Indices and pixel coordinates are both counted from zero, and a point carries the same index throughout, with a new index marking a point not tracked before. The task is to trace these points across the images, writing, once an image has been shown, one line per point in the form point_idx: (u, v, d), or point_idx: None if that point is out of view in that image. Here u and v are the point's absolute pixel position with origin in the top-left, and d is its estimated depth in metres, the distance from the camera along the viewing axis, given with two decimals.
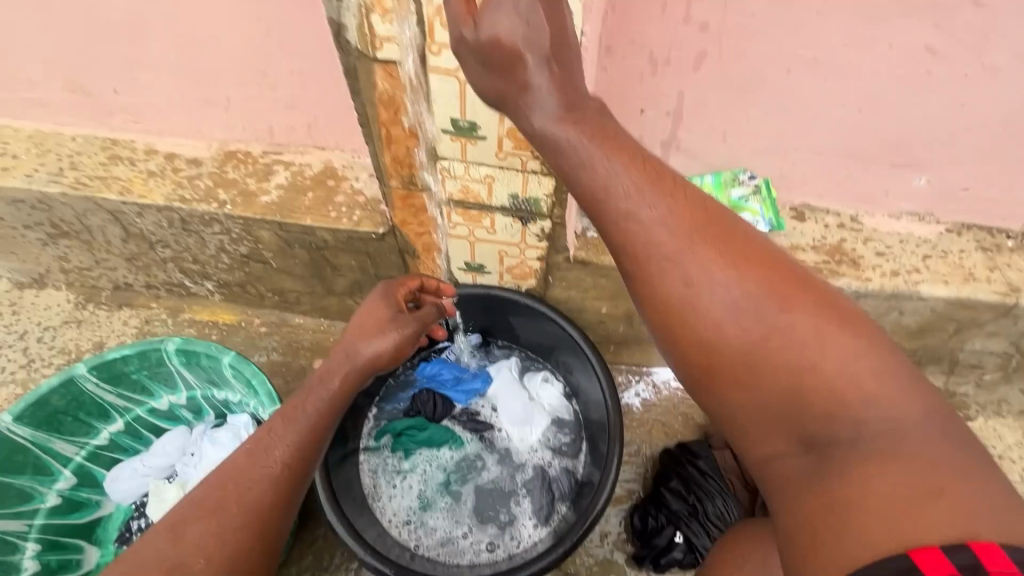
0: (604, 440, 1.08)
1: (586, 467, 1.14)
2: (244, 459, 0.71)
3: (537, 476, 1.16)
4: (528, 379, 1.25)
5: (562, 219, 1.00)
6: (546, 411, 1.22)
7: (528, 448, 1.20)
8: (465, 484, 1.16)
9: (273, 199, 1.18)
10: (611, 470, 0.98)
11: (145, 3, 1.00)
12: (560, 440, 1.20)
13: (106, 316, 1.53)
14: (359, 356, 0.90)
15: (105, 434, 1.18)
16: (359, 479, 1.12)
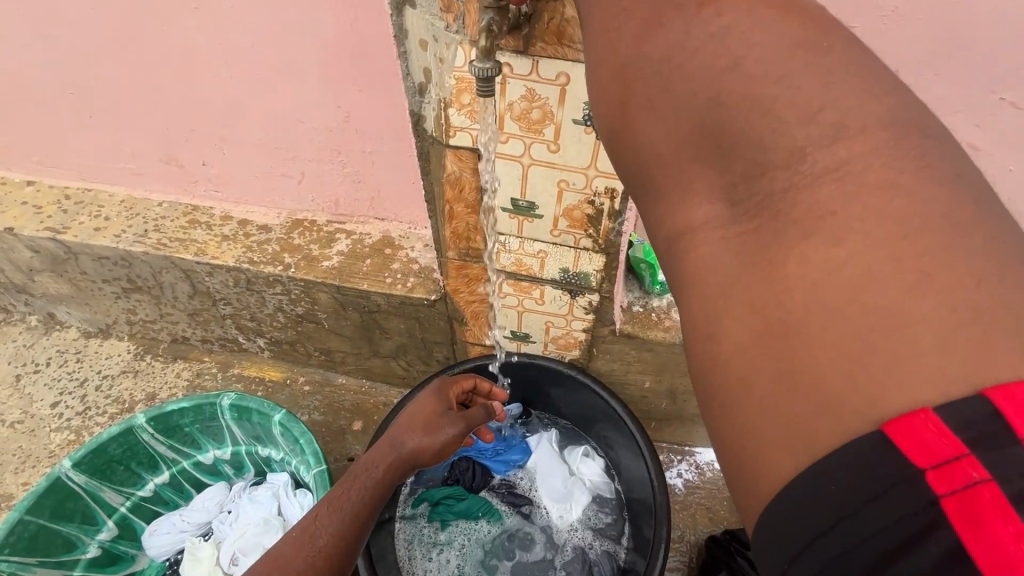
0: (649, 523, 1.03)
1: (630, 553, 1.08)
2: (294, 545, 0.78)
3: (577, 557, 1.11)
4: (568, 453, 1.23)
5: (610, 293, 1.03)
6: (586, 487, 1.19)
7: (568, 527, 1.16)
8: (503, 562, 1.12)
9: (334, 264, 1.26)
10: (658, 558, 0.93)
11: (242, 92, 1.13)
12: (602, 520, 1.16)
13: (160, 367, 1.60)
14: (404, 445, 0.87)
15: (150, 486, 1.21)
16: (395, 549, 1.10)
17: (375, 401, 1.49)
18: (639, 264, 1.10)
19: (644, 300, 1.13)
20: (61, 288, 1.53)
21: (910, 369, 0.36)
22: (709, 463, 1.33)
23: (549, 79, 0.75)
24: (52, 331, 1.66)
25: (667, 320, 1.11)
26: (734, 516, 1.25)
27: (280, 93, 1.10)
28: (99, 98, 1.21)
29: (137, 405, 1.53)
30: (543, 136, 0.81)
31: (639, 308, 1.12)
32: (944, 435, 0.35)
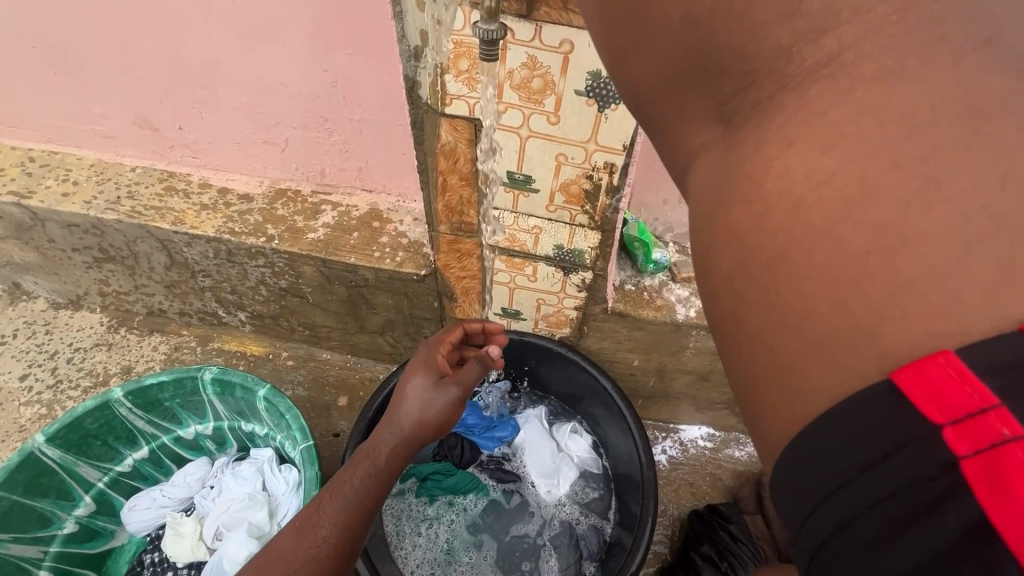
0: (636, 498, 1.05)
1: (617, 527, 1.10)
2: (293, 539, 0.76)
3: (564, 531, 1.13)
4: (556, 430, 1.24)
5: (604, 271, 1.02)
6: (574, 463, 1.20)
7: (555, 502, 1.17)
8: (492, 536, 1.13)
9: (320, 237, 1.22)
10: (646, 531, 0.95)
11: (222, 52, 1.06)
12: (589, 495, 1.17)
13: (136, 341, 1.54)
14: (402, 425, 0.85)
15: (128, 461, 1.17)
16: (382, 524, 1.10)
17: (361, 377, 1.47)
18: (633, 242, 1.10)
19: (636, 279, 1.13)
20: (27, 257, 1.46)
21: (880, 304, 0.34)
22: (692, 440, 1.35)
23: (551, 47, 0.72)
24: (19, 301, 1.58)
25: (659, 299, 1.11)
26: (715, 491, 1.28)
27: (264, 53, 1.04)
28: (64, 52, 1.13)
29: (112, 379, 1.48)
30: (543, 107, 0.78)
31: (631, 287, 1.12)
32: (962, 382, 0.31)
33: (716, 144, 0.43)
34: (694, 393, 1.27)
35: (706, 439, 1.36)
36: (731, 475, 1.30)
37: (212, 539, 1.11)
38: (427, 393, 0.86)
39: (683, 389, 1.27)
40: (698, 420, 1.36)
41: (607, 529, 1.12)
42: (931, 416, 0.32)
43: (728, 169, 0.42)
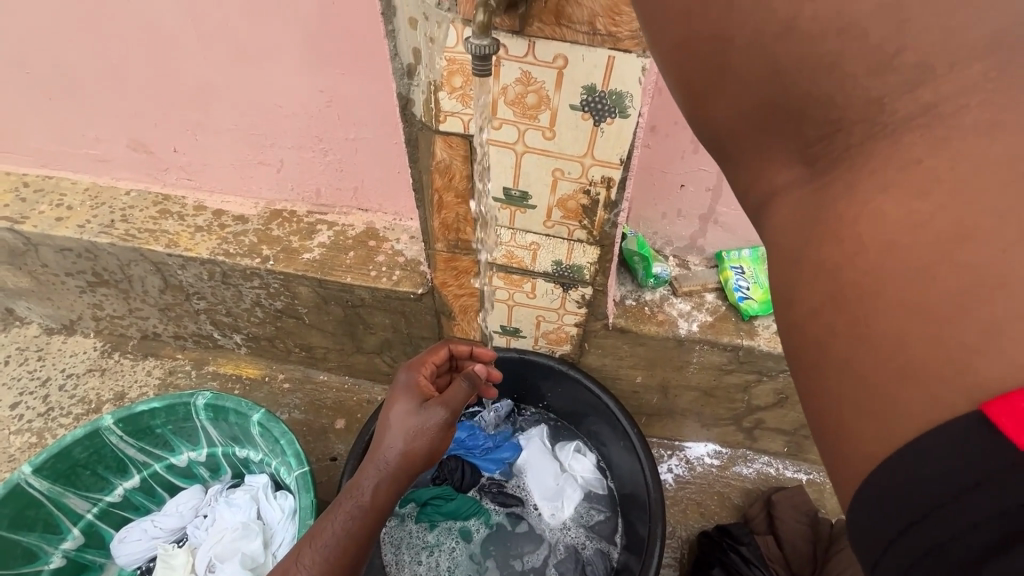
0: (643, 520, 1.02)
1: (623, 551, 1.07)
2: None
3: (569, 556, 1.09)
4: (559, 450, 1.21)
5: (603, 287, 1.00)
6: (578, 484, 1.17)
7: (560, 525, 1.13)
8: (495, 563, 1.10)
9: (315, 257, 1.20)
10: (654, 557, 0.92)
11: (217, 73, 1.06)
12: (594, 518, 1.14)
13: (130, 366, 1.52)
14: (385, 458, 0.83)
15: (119, 491, 1.14)
16: (381, 553, 1.07)
17: (358, 399, 1.44)
18: (633, 256, 1.09)
19: (637, 293, 1.11)
20: (20, 282, 1.44)
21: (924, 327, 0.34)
22: (699, 457, 1.32)
23: (545, 62, 0.71)
24: (11, 327, 1.56)
25: (660, 314, 1.09)
26: (724, 511, 1.24)
27: (258, 74, 1.04)
28: (59, 77, 1.13)
29: (105, 405, 1.45)
30: (538, 122, 0.78)
31: (631, 302, 1.10)
32: None
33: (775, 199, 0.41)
34: (699, 409, 1.24)
35: (713, 456, 1.32)
36: (740, 493, 1.27)
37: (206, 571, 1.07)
38: (412, 418, 0.86)
39: (687, 405, 1.24)
40: (704, 437, 1.33)
41: (614, 554, 1.09)
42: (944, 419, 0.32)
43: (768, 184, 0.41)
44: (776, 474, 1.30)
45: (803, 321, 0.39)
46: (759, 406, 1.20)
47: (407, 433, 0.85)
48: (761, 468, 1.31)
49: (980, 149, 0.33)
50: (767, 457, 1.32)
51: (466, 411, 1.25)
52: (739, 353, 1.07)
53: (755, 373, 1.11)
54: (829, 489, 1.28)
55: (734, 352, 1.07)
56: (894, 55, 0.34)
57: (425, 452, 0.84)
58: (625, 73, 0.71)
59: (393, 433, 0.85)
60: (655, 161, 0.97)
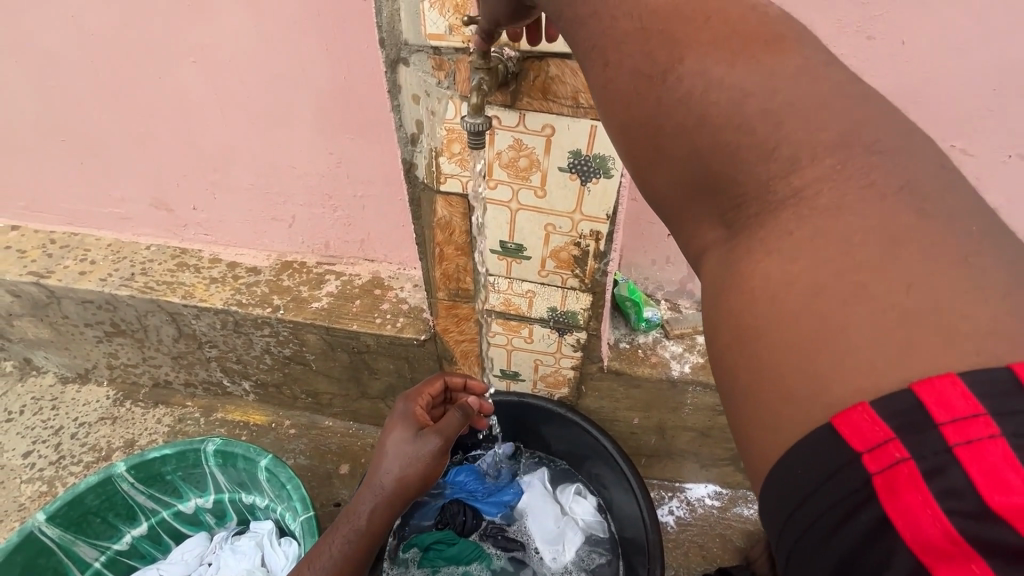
0: (643, 562, 1.03)
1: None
2: None
3: None
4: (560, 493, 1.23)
5: (597, 331, 1.05)
6: (579, 527, 1.18)
7: (561, 569, 1.14)
8: None
9: (323, 305, 1.26)
10: None
11: (237, 139, 1.16)
12: (595, 562, 1.15)
13: (140, 414, 1.55)
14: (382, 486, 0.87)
15: (127, 539, 1.16)
16: None
17: (362, 444, 1.47)
18: (625, 301, 1.14)
19: (630, 336, 1.16)
20: (40, 333, 1.50)
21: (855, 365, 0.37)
22: (699, 498, 1.33)
23: (534, 131, 0.79)
24: (28, 378, 1.61)
25: (653, 356, 1.13)
26: (726, 553, 1.24)
27: (274, 140, 1.14)
28: (93, 144, 1.23)
29: (115, 453, 1.48)
30: (530, 182, 0.85)
31: (625, 345, 1.15)
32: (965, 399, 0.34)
33: (715, 254, 0.46)
34: (697, 449, 1.27)
35: (713, 497, 1.33)
36: (741, 535, 1.27)
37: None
38: (405, 446, 0.90)
39: (685, 446, 1.26)
40: (704, 478, 1.34)
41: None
42: (852, 446, 0.36)
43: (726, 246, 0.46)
44: None
45: (728, 356, 0.44)
46: None
47: (401, 460, 0.88)
48: None
49: (903, 216, 0.38)
50: None
51: (468, 454, 1.28)
52: None
53: None
54: None
55: None
56: (818, 139, 0.40)
57: (419, 478, 0.88)
58: (608, 140, 0.78)
59: (387, 460, 0.89)
60: (642, 213, 1.04)
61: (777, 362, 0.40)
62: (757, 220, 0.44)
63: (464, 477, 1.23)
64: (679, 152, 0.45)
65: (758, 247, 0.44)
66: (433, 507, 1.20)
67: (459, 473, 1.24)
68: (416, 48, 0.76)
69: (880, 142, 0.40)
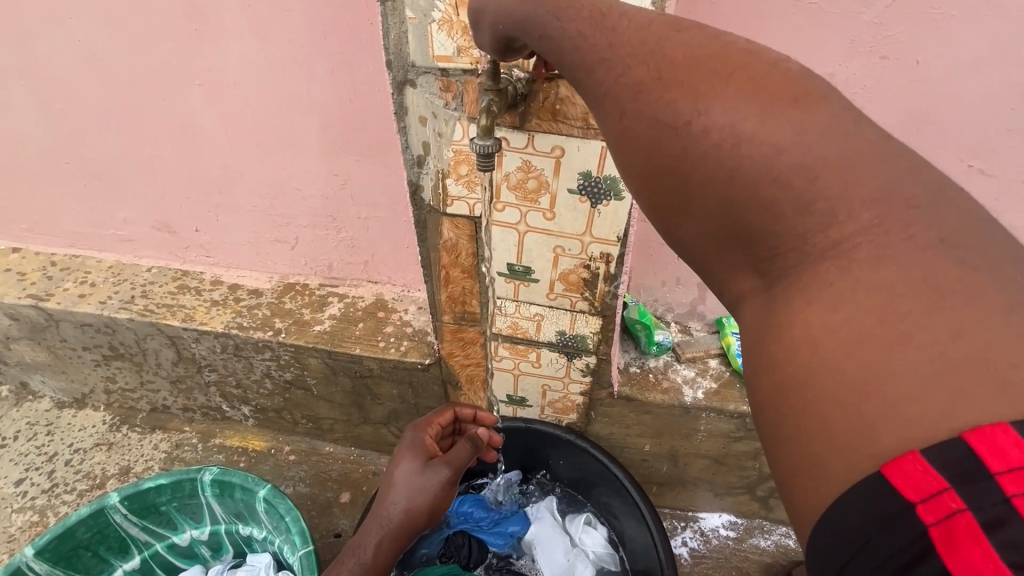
0: None
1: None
2: None
3: None
4: (570, 523, 1.18)
5: (607, 355, 1.02)
6: (589, 559, 1.13)
7: None
8: None
9: (325, 328, 1.24)
10: None
11: (241, 161, 1.15)
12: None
13: (137, 439, 1.52)
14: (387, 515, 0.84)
15: (119, 572, 1.11)
16: None
17: (364, 471, 1.43)
18: (634, 324, 1.11)
19: (640, 359, 1.13)
20: (38, 357, 1.48)
21: (905, 406, 0.34)
22: (714, 529, 1.28)
23: (544, 152, 0.77)
24: (23, 402, 1.58)
25: (665, 381, 1.10)
26: None
27: (278, 161, 1.13)
28: (96, 166, 1.23)
29: (110, 481, 1.44)
30: (538, 204, 0.83)
31: (636, 369, 1.11)
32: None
33: (755, 290, 0.44)
34: (710, 477, 1.22)
35: (728, 527, 1.28)
36: (759, 568, 1.21)
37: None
38: (415, 475, 0.86)
39: (698, 473, 1.22)
40: (718, 507, 1.29)
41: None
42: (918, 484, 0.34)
43: (765, 274, 0.43)
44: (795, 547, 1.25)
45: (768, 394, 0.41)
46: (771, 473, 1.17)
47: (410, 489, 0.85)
48: (780, 540, 1.26)
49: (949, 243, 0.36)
50: (785, 527, 1.28)
51: (474, 481, 1.23)
52: (746, 420, 1.07)
53: None
54: None
55: (740, 419, 1.07)
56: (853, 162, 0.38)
57: (428, 508, 0.85)
58: None
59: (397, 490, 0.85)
60: (652, 234, 1.02)
61: (822, 401, 0.38)
62: (795, 244, 0.41)
63: (469, 508, 1.18)
64: (707, 176, 0.42)
65: (793, 275, 0.41)
66: (437, 540, 1.15)
67: (465, 502, 1.19)
68: (423, 70, 0.75)
69: (924, 165, 0.38)
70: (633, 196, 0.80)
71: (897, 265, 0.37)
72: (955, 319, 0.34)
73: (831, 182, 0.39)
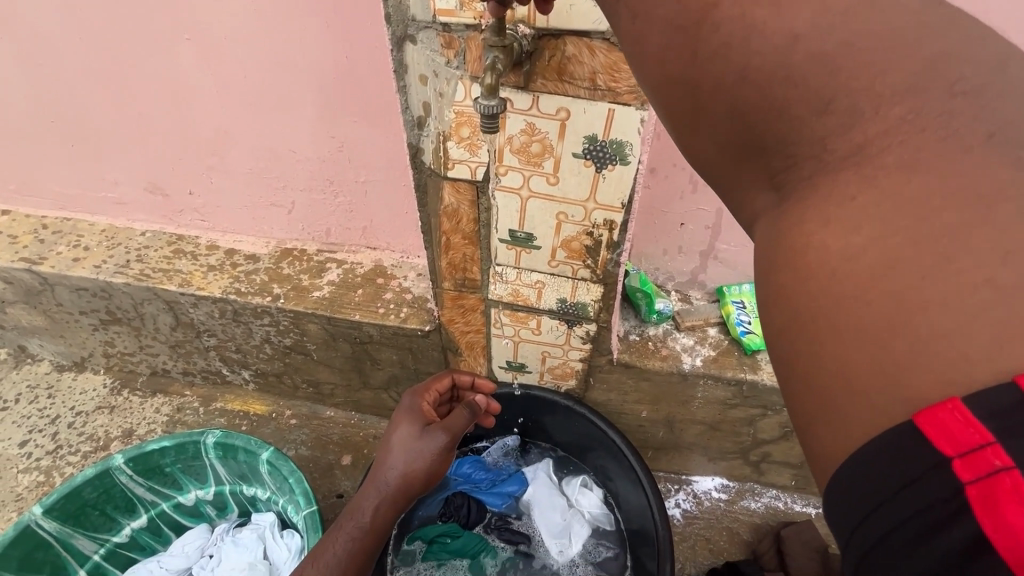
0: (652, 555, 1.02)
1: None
2: None
3: None
4: (566, 485, 1.21)
5: (607, 323, 1.02)
6: (585, 519, 1.16)
7: (567, 563, 1.12)
8: None
9: (324, 294, 1.23)
10: None
11: (234, 121, 1.11)
12: (603, 555, 1.13)
13: (138, 402, 1.53)
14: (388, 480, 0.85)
15: (126, 531, 1.14)
16: None
17: (365, 434, 1.45)
18: (635, 292, 1.11)
19: (640, 328, 1.13)
20: (34, 321, 1.47)
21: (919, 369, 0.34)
22: (706, 492, 1.32)
23: (549, 114, 0.75)
24: (23, 365, 1.58)
25: (663, 349, 1.10)
26: (733, 546, 1.23)
27: (273, 122, 1.09)
28: (84, 125, 1.19)
29: (113, 443, 1.45)
30: (542, 169, 0.81)
31: (635, 337, 1.11)
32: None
33: (767, 257, 0.43)
34: (704, 442, 1.25)
35: (720, 490, 1.32)
36: (749, 529, 1.26)
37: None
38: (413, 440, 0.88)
39: (694, 439, 1.24)
40: (711, 471, 1.32)
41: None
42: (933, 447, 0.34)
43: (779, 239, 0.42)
44: (784, 509, 1.29)
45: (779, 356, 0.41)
46: (764, 439, 1.20)
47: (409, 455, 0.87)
48: (770, 503, 1.30)
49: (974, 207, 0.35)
50: (775, 491, 1.32)
51: (472, 445, 1.26)
52: (743, 387, 1.08)
53: (760, 408, 1.12)
54: None
55: (738, 387, 1.08)
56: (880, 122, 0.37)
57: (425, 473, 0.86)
58: (625, 124, 0.74)
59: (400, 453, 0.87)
60: (655, 201, 1.00)
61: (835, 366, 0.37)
62: (813, 205, 0.40)
63: (468, 470, 1.21)
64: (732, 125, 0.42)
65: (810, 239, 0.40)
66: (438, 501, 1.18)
67: (463, 465, 1.21)
68: (424, 24, 0.71)
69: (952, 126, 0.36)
70: (639, 161, 0.78)
71: (918, 230, 0.36)
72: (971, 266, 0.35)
73: (838, 124, 0.39)
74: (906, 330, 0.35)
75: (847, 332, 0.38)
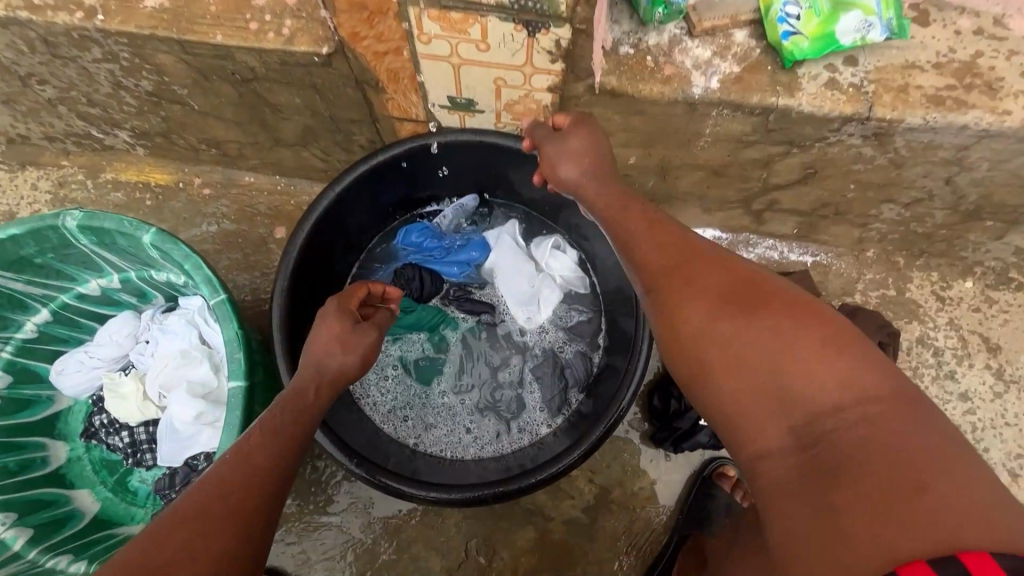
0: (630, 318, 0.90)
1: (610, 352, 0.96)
2: None
3: (546, 359, 1.00)
4: (535, 248, 1.03)
5: (587, 24, 0.67)
6: (556, 284, 1.02)
7: (536, 329, 1.02)
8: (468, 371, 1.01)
9: (163, 3, 0.81)
10: (640, 359, 0.81)
11: None
12: (576, 321, 1.03)
13: (9, 178, 1.23)
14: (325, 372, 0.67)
15: (30, 326, 0.98)
16: None
17: (298, 202, 1.21)
18: None
19: (636, 35, 0.77)
20: None
21: None
22: None
23: None
24: None
25: (667, 66, 0.77)
26: None
27: None
28: None
29: None
30: None
31: (628, 50, 0.77)
32: None
33: None
34: (702, 192, 1.03)
35: None
36: None
37: (155, 488, 0.98)
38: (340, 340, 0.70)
39: (690, 188, 1.02)
40: (704, 223, 1.14)
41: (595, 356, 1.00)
42: None
43: None
44: (778, 259, 1.16)
45: None
46: (776, 185, 0.98)
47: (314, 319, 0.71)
48: (763, 253, 1.16)
49: None
50: (771, 241, 1.17)
51: (422, 211, 1.05)
52: (769, 119, 0.79)
53: (784, 146, 0.85)
54: (835, 271, 1.16)
55: (762, 117, 0.78)
56: None
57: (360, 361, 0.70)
58: None
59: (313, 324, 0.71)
60: None
61: None
62: None
63: (417, 240, 1.02)
64: None
65: None
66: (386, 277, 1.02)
67: (411, 233, 1.02)
68: None
69: None
70: None
71: None
72: (767, 283, 0.59)
73: None
74: (718, 329, 0.56)
75: (805, 452, 0.50)
